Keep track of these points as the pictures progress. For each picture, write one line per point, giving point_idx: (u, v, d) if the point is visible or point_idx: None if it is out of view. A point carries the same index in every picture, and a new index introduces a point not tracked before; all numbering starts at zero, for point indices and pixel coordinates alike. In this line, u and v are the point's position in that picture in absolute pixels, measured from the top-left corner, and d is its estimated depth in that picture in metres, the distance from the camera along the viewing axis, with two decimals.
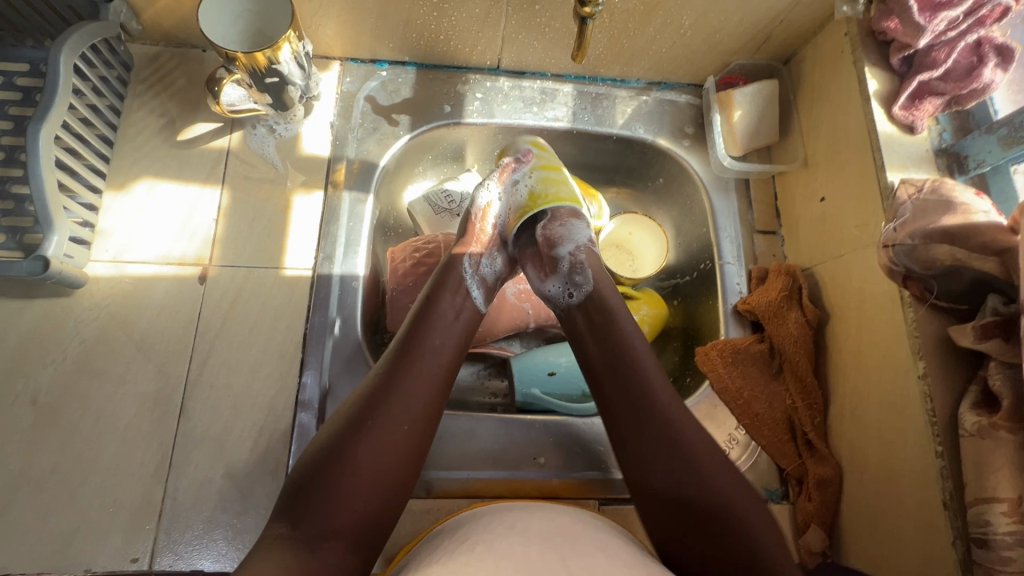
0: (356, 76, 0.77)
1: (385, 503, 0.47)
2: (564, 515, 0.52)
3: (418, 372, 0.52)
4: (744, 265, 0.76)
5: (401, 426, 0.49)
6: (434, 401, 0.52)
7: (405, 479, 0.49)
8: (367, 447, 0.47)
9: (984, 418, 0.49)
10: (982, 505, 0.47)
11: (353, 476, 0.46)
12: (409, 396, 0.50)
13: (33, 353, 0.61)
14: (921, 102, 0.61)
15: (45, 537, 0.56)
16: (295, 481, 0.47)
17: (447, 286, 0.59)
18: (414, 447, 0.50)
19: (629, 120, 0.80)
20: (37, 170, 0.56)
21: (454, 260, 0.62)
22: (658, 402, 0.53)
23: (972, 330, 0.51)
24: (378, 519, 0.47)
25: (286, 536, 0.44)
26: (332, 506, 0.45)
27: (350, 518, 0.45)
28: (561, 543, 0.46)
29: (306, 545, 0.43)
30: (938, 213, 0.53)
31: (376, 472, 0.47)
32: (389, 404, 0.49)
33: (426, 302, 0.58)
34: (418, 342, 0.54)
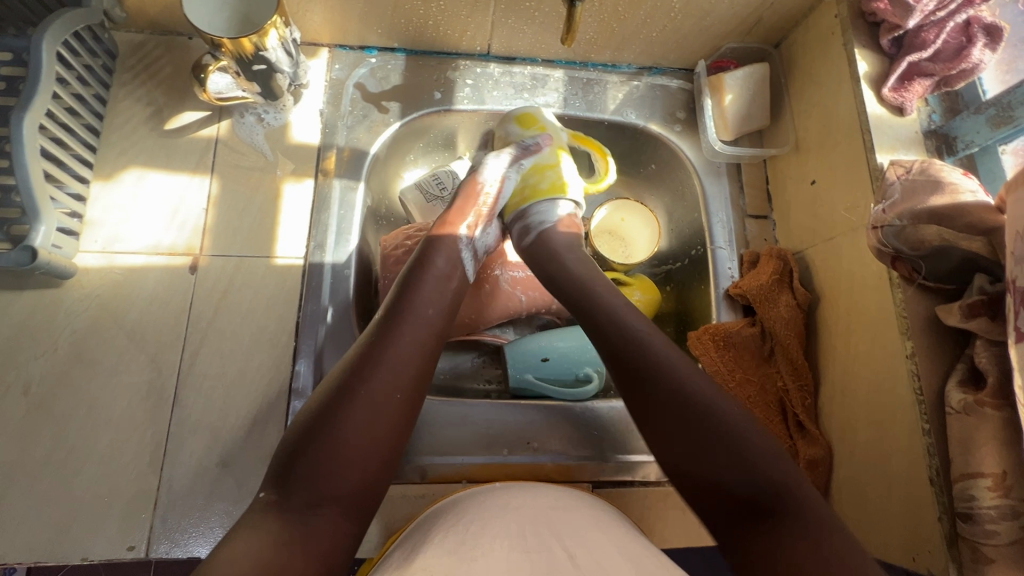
0: (345, 63, 0.76)
1: (377, 471, 0.47)
2: (557, 493, 0.53)
3: (406, 339, 0.51)
4: (736, 249, 0.76)
5: (392, 394, 0.49)
6: (422, 369, 0.52)
7: (393, 447, 0.48)
8: (354, 416, 0.46)
9: (970, 395, 0.49)
10: (967, 481, 0.48)
11: (347, 443, 0.46)
12: (396, 365, 0.50)
13: (23, 344, 0.61)
14: (910, 84, 0.61)
15: (41, 527, 0.56)
16: (287, 449, 0.46)
17: (438, 255, 0.59)
18: (404, 416, 0.49)
19: (620, 105, 0.80)
20: (22, 160, 0.56)
21: (447, 233, 0.62)
22: (649, 354, 0.51)
23: (960, 309, 0.51)
24: (373, 488, 0.47)
25: (277, 505, 0.43)
26: (324, 472, 0.44)
27: (342, 485, 0.45)
28: (554, 518, 0.47)
29: (297, 511, 0.43)
30: (926, 192, 0.54)
31: (367, 439, 0.46)
32: (378, 371, 0.49)
33: (411, 275, 0.57)
34: (407, 312, 0.53)
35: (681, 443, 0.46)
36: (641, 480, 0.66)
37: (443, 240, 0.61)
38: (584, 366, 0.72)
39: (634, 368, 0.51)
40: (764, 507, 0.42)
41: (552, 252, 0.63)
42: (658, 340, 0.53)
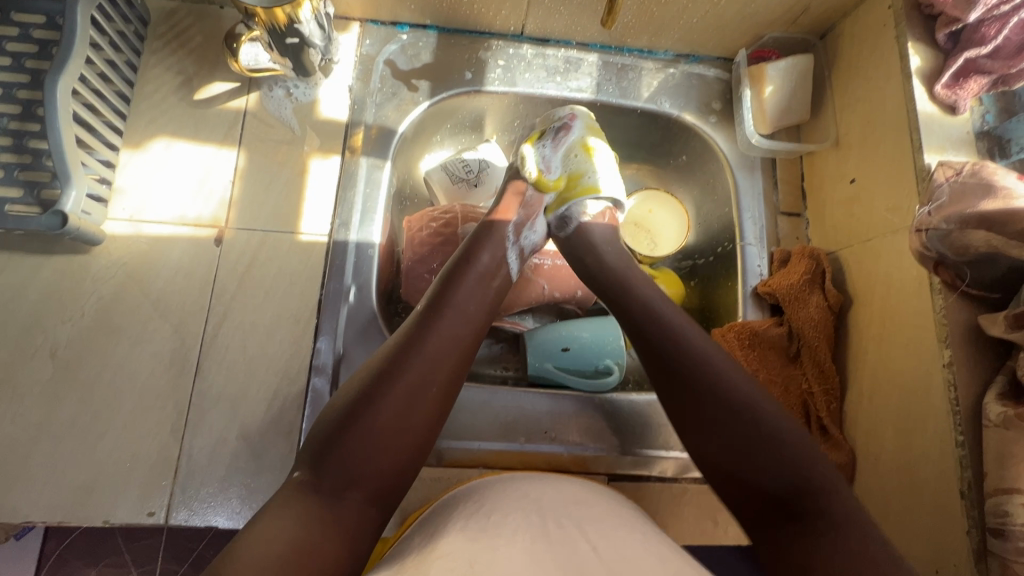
0: (375, 38, 0.75)
1: (407, 458, 0.48)
2: (578, 485, 0.52)
3: (449, 333, 0.52)
4: (766, 247, 0.74)
5: (428, 386, 0.49)
6: (460, 363, 0.52)
7: (427, 436, 0.49)
8: (392, 402, 0.47)
9: (1010, 409, 0.48)
10: (1000, 496, 0.47)
11: (380, 431, 0.46)
12: (437, 357, 0.50)
13: (51, 308, 0.61)
14: (965, 81, 0.58)
15: (64, 488, 0.57)
16: (325, 429, 0.47)
17: (483, 251, 0.58)
18: (437, 409, 0.49)
19: (654, 93, 0.78)
20: (54, 124, 0.56)
21: (496, 228, 0.60)
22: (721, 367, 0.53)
23: (1004, 319, 0.50)
24: (398, 477, 0.47)
25: (313, 485, 0.44)
26: (357, 456, 0.45)
27: (373, 469, 0.46)
28: (576, 512, 0.47)
29: (330, 495, 0.44)
30: (977, 196, 0.51)
31: (398, 431, 0.47)
32: (417, 362, 0.49)
33: (457, 265, 0.57)
34: (450, 304, 0.53)
35: (734, 437, 0.50)
36: (657, 476, 0.66)
37: (490, 232, 0.60)
38: (605, 358, 0.71)
39: (683, 366, 0.54)
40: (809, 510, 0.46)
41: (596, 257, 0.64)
42: (727, 363, 0.54)
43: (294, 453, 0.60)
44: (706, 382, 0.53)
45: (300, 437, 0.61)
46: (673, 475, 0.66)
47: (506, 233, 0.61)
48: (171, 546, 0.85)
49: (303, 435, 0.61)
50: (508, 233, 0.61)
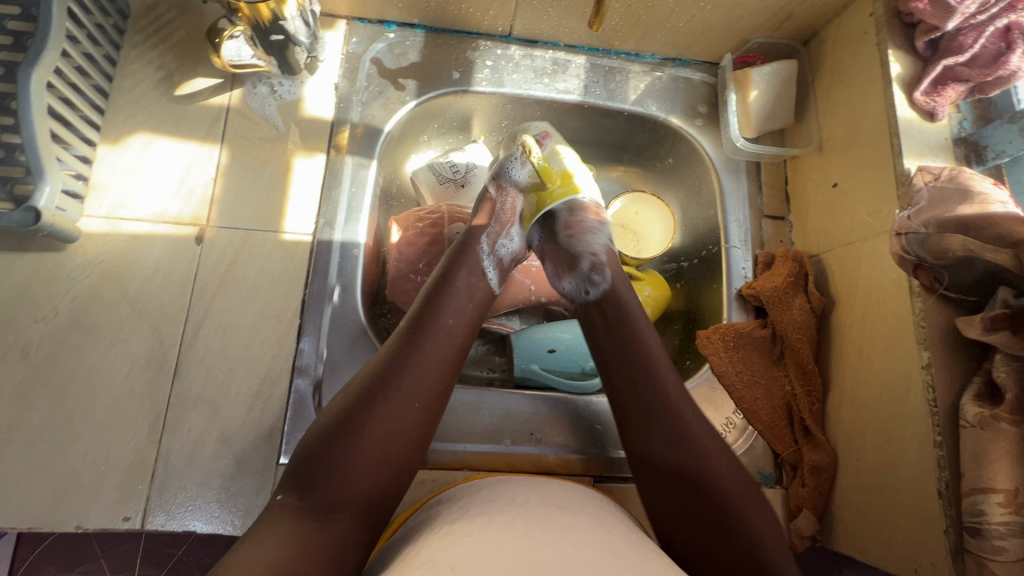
0: (362, 36, 0.74)
1: (389, 475, 0.47)
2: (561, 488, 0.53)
3: (433, 347, 0.52)
4: (750, 249, 0.75)
5: (410, 402, 0.49)
6: (444, 379, 0.52)
7: (411, 452, 0.49)
8: (375, 421, 0.47)
9: (986, 409, 0.48)
10: (977, 495, 0.48)
11: (364, 447, 0.46)
12: (419, 374, 0.50)
13: (23, 307, 0.59)
14: (943, 88, 0.59)
15: (35, 493, 0.55)
16: (306, 452, 0.47)
17: (465, 268, 0.59)
18: (421, 424, 0.50)
19: (641, 96, 0.78)
20: (28, 117, 0.54)
21: (474, 247, 0.61)
22: (673, 400, 0.53)
23: (981, 321, 0.50)
24: (380, 496, 0.46)
25: (295, 505, 0.44)
26: (339, 476, 0.45)
27: (356, 488, 0.45)
28: (558, 514, 0.47)
29: (313, 515, 0.43)
30: (954, 201, 0.53)
31: (382, 449, 0.47)
32: (400, 379, 0.49)
33: (440, 280, 0.57)
34: (431, 322, 0.53)
35: (675, 460, 0.51)
36: None
37: (472, 245, 0.61)
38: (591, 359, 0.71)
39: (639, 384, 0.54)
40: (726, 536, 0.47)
41: (592, 279, 0.63)
42: (678, 382, 0.55)
43: (276, 455, 0.59)
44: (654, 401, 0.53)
45: (282, 439, 0.60)
46: None
47: (482, 247, 0.62)
48: (150, 553, 0.82)
49: (285, 437, 0.60)
50: (482, 245, 0.62)
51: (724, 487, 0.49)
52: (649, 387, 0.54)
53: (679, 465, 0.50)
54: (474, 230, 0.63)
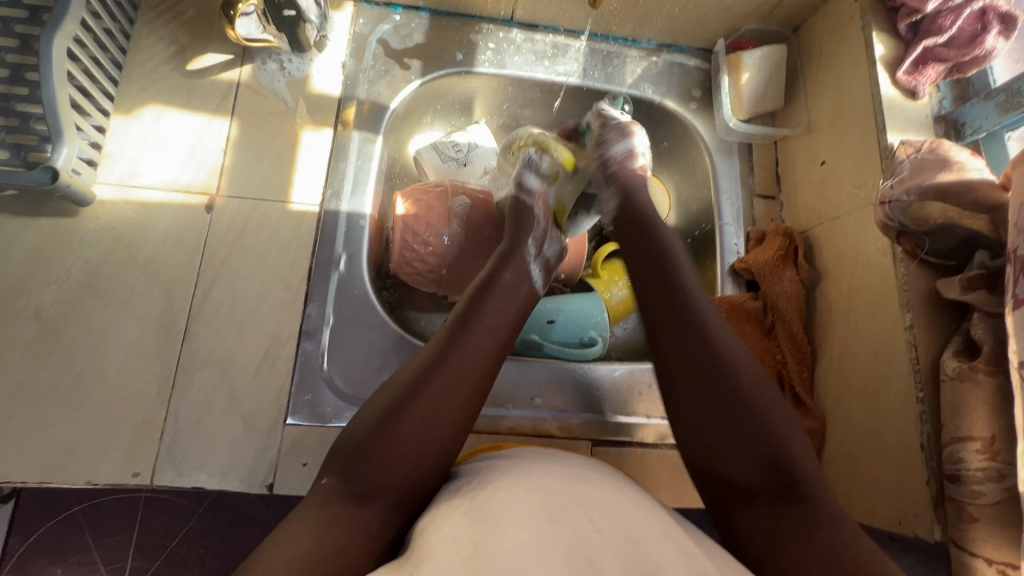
0: (369, 18, 0.76)
1: (429, 469, 0.45)
2: (579, 462, 0.52)
3: (482, 341, 0.48)
4: (742, 227, 0.78)
5: (454, 397, 0.45)
6: (489, 372, 0.48)
7: (453, 446, 0.46)
8: (418, 414, 0.44)
9: (964, 362, 0.51)
10: (956, 443, 0.50)
11: (407, 441, 0.43)
12: (462, 366, 0.47)
13: (35, 270, 0.61)
14: (923, 67, 0.63)
15: (47, 449, 0.56)
16: (349, 441, 0.45)
17: (506, 269, 0.55)
18: (464, 419, 0.46)
19: (638, 80, 0.81)
20: (49, 82, 0.56)
21: (517, 251, 0.58)
22: (708, 322, 0.49)
23: (960, 281, 0.54)
24: (420, 487, 0.44)
25: (337, 491, 0.42)
26: (381, 466, 0.43)
27: (397, 480, 0.43)
28: (574, 481, 0.46)
29: (355, 500, 0.42)
30: (934, 169, 0.55)
31: (424, 441, 0.44)
32: (444, 372, 0.46)
33: (486, 274, 0.55)
34: (477, 313, 0.50)
35: (716, 401, 0.46)
36: (639, 440, 0.68)
37: (519, 244, 0.59)
38: (590, 330, 0.73)
39: (678, 315, 0.50)
40: (782, 489, 0.42)
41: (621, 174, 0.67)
42: (717, 316, 0.50)
43: (283, 415, 0.61)
44: (694, 333, 0.48)
45: (289, 401, 0.62)
46: (654, 441, 0.68)
47: (529, 249, 0.59)
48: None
49: (292, 398, 0.62)
50: (528, 249, 0.59)
51: (780, 437, 0.44)
52: (685, 320, 0.49)
53: (717, 405, 0.46)
54: (521, 233, 0.60)
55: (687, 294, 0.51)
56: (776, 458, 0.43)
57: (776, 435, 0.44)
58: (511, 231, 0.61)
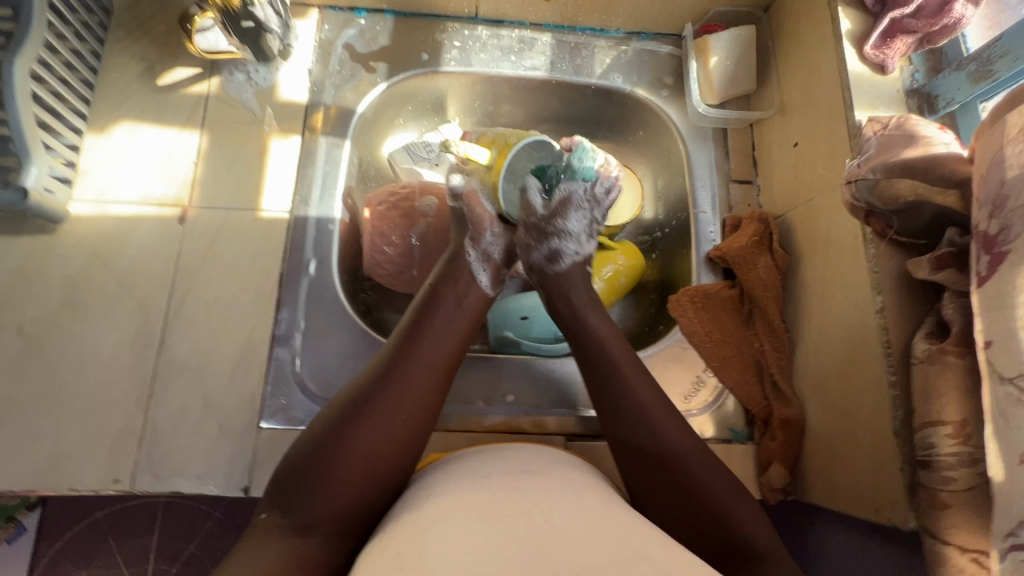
0: (334, 23, 0.77)
1: (373, 491, 0.49)
2: (531, 456, 0.54)
3: (418, 361, 0.54)
4: (719, 214, 0.76)
5: (394, 417, 0.51)
6: (429, 393, 0.54)
7: (395, 464, 0.50)
8: (357, 439, 0.49)
9: (934, 345, 0.49)
10: (927, 429, 0.48)
11: (344, 463, 0.48)
12: (401, 390, 0.52)
13: (18, 287, 0.63)
14: (891, 41, 0.60)
15: (32, 459, 0.59)
16: (288, 470, 0.49)
17: (449, 286, 0.60)
18: (405, 439, 0.51)
19: (607, 70, 0.80)
20: (13, 104, 0.57)
21: (458, 270, 0.62)
22: (632, 382, 0.55)
23: (928, 261, 0.51)
24: (364, 512, 0.49)
25: (278, 523, 0.47)
26: (320, 496, 0.47)
27: (338, 506, 0.48)
28: (527, 483, 0.48)
29: (297, 531, 0.46)
30: (900, 146, 0.54)
31: (365, 465, 0.49)
32: (383, 396, 0.51)
33: (427, 294, 0.60)
34: (416, 339, 0.55)
35: (648, 465, 0.52)
36: None
37: (459, 259, 0.63)
38: None
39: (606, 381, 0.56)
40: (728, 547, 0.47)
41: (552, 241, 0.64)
42: (642, 378, 0.56)
43: (257, 420, 0.62)
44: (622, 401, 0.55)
45: (262, 405, 0.63)
46: None
47: (468, 258, 0.63)
48: (162, 546, 0.85)
49: (265, 403, 0.63)
50: (469, 253, 0.63)
51: (706, 484, 0.50)
52: (613, 390, 0.56)
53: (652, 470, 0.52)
54: (461, 246, 0.64)
55: (609, 351, 0.58)
56: (714, 515, 0.48)
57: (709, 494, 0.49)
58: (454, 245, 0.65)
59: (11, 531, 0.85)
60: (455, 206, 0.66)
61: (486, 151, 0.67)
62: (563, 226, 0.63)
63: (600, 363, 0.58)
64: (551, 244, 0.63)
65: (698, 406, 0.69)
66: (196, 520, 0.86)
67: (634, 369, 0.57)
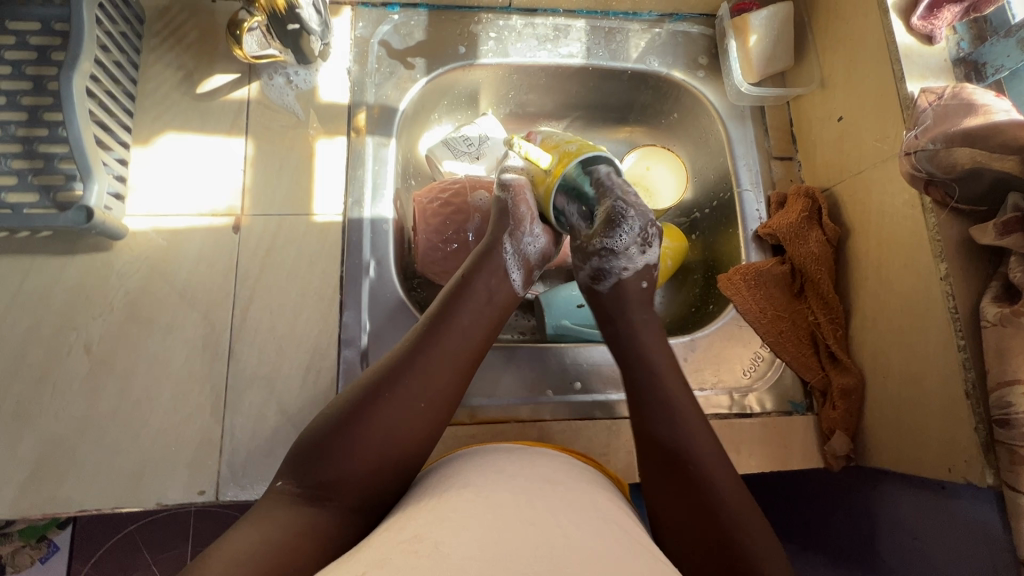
0: (368, 20, 0.76)
1: (389, 471, 0.50)
2: (554, 463, 0.53)
3: (443, 347, 0.54)
4: (762, 191, 0.77)
5: (417, 402, 0.52)
6: (455, 381, 0.54)
7: (416, 448, 0.52)
8: (377, 419, 0.50)
9: (1005, 308, 0.51)
10: (1003, 389, 0.50)
11: (361, 440, 0.49)
12: (427, 374, 0.53)
13: (81, 306, 0.62)
14: (939, 11, 0.61)
15: (115, 476, 0.59)
16: (306, 444, 0.51)
17: (480, 276, 0.60)
18: (428, 426, 0.52)
19: (643, 54, 0.80)
20: (73, 122, 0.57)
21: (492, 258, 0.62)
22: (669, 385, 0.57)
23: (994, 227, 0.53)
24: (377, 490, 0.50)
25: (290, 494, 0.48)
26: (331, 469, 0.48)
27: (350, 480, 0.49)
28: (545, 490, 0.48)
29: (307, 503, 0.48)
30: (959, 116, 0.55)
31: (383, 444, 0.50)
32: (406, 378, 0.52)
33: (462, 280, 0.60)
34: (447, 322, 0.56)
35: (670, 463, 0.52)
36: None
37: (495, 249, 0.63)
38: None
39: (643, 378, 0.58)
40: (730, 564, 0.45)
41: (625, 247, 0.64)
42: (676, 376, 0.58)
43: None
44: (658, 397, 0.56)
45: None
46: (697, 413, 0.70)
47: (505, 249, 0.63)
48: (198, 555, 0.87)
49: None
50: (505, 249, 0.63)
51: (722, 492, 0.49)
52: (650, 387, 0.57)
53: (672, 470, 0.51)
54: (497, 236, 0.64)
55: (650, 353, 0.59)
56: (723, 524, 0.47)
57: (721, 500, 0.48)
58: (490, 234, 0.64)
59: (44, 550, 0.86)
60: (501, 197, 0.66)
61: (549, 155, 0.66)
62: (610, 242, 0.63)
63: (641, 361, 0.59)
64: (602, 260, 0.64)
65: (758, 380, 0.71)
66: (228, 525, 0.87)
67: (671, 372, 0.58)
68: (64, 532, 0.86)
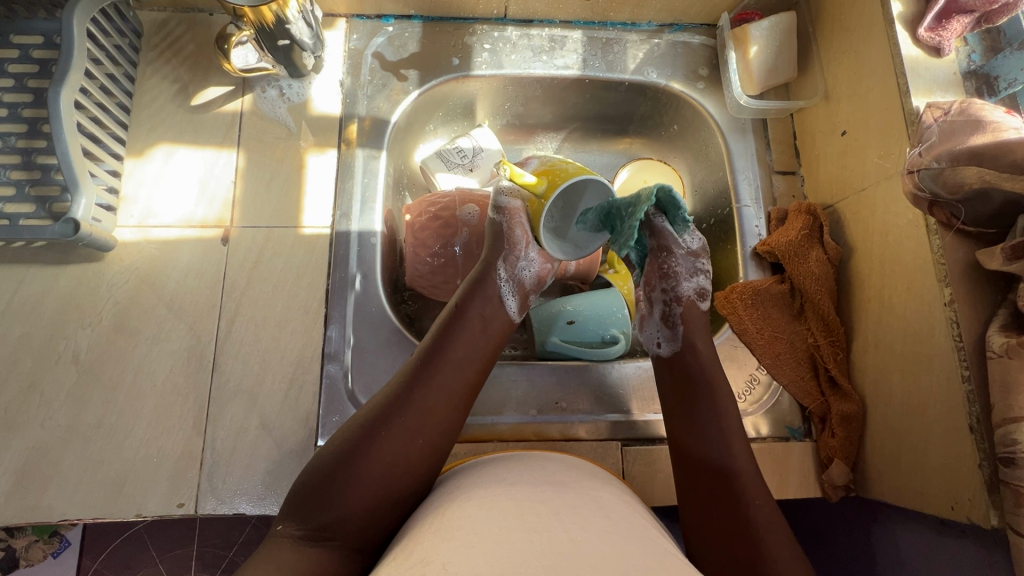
0: (362, 32, 0.76)
1: (386, 502, 0.50)
2: (564, 468, 0.53)
3: (439, 379, 0.55)
4: (762, 207, 0.75)
5: (414, 436, 0.52)
6: (451, 411, 0.55)
7: (413, 481, 0.51)
8: (376, 452, 0.51)
9: (1012, 338, 0.48)
10: (1009, 425, 0.47)
11: (359, 477, 0.49)
12: (422, 407, 0.53)
13: (71, 315, 0.63)
14: (948, 22, 0.59)
15: (97, 487, 0.59)
16: (308, 480, 0.50)
17: (473, 303, 0.60)
18: (426, 458, 0.53)
19: (641, 65, 0.78)
20: (60, 135, 0.58)
21: (488, 283, 0.62)
22: (718, 411, 0.58)
23: (1001, 251, 0.50)
24: (377, 522, 0.49)
25: (293, 532, 0.47)
26: (335, 500, 0.49)
27: (351, 516, 0.48)
28: (551, 492, 0.46)
29: (310, 538, 0.47)
30: (965, 133, 0.52)
31: (385, 477, 0.50)
32: (405, 414, 0.53)
33: (455, 308, 0.60)
34: (442, 355, 0.56)
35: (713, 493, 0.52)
36: None
37: (489, 272, 0.62)
38: (611, 328, 0.72)
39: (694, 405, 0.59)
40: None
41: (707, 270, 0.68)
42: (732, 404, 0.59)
43: (314, 438, 0.62)
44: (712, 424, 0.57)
45: (318, 423, 0.63)
46: None
47: (499, 273, 0.62)
48: (202, 555, 0.86)
49: (321, 421, 0.63)
50: (499, 275, 0.62)
51: (760, 519, 0.50)
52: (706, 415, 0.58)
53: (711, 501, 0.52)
54: (491, 258, 0.63)
55: (706, 376, 0.60)
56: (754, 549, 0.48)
57: (756, 526, 0.49)
58: (485, 255, 0.64)
59: (55, 544, 0.87)
60: (495, 219, 0.65)
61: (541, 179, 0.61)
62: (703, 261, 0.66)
63: (705, 388, 0.59)
64: (701, 279, 0.66)
65: (753, 405, 0.68)
66: (234, 527, 0.87)
67: (727, 399, 0.59)
68: (72, 529, 0.87)
